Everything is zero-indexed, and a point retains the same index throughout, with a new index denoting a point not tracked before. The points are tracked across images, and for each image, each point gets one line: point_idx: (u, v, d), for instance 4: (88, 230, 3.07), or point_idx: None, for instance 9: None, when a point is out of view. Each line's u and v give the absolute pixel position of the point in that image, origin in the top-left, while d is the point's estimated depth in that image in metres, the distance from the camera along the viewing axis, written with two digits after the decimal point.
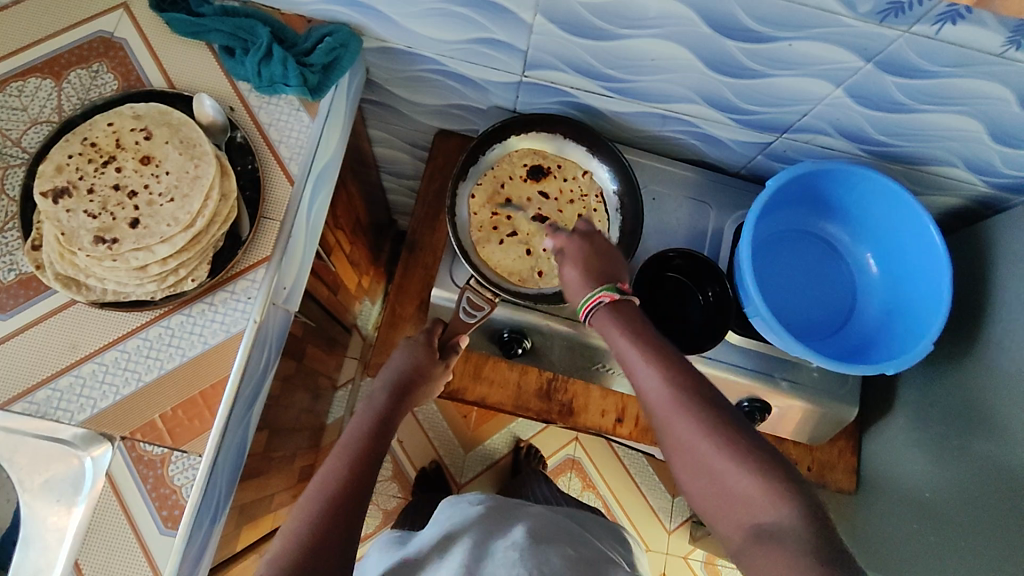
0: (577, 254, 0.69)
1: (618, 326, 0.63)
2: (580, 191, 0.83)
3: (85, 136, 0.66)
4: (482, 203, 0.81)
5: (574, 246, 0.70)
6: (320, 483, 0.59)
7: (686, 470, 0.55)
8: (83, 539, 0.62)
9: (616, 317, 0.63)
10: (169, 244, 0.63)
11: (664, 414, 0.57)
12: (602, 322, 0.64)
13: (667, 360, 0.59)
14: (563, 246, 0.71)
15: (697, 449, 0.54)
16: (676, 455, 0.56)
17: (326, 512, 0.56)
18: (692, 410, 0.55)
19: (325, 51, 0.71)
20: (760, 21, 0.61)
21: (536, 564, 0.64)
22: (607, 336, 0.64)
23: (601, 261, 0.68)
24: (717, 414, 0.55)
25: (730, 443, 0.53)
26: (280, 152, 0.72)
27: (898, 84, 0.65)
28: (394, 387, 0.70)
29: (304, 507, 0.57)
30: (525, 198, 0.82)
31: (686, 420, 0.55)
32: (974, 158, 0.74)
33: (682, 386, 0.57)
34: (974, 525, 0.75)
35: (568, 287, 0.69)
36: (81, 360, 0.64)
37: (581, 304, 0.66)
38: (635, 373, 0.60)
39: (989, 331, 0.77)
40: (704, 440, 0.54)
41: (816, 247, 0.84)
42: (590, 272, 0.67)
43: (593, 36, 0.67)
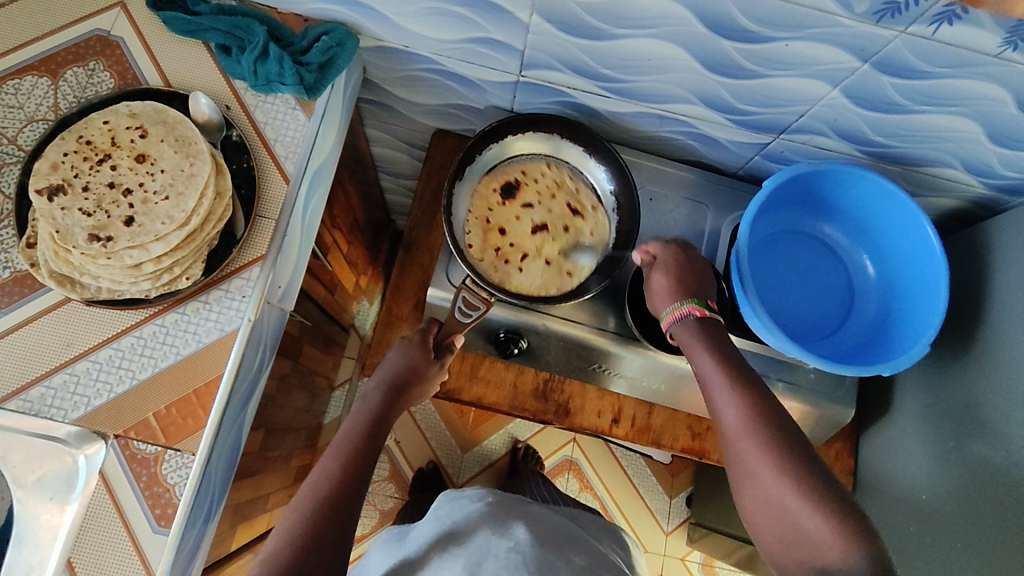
0: (671, 262, 0.70)
1: (703, 345, 0.64)
2: (556, 183, 0.82)
3: (80, 133, 0.66)
4: (481, 245, 0.78)
5: (670, 255, 0.71)
6: (313, 483, 0.59)
7: (750, 496, 0.57)
8: (76, 538, 0.62)
9: (705, 335, 0.65)
10: (164, 242, 0.63)
11: (736, 439, 0.58)
12: (686, 333, 0.66)
13: (746, 388, 0.60)
14: (655, 254, 0.72)
15: (765, 479, 0.55)
16: (741, 480, 0.57)
17: (319, 511, 0.56)
18: (763, 438, 0.56)
19: (321, 50, 0.71)
20: (757, 22, 0.61)
21: (538, 566, 0.64)
22: (689, 350, 0.65)
23: (697, 277, 0.70)
24: (788, 445, 0.56)
25: (800, 477, 0.54)
26: (276, 151, 0.72)
27: (895, 85, 0.65)
28: (389, 386, 0.70)
29: (297, 507, 0.57)
30: (513, 217, 0.80)
31: (758, 448, 0.56)
32: (972, 159, 0.74)
33: (759, 416, 0.58)
34: (970, 528, 0.75)
35: (653, 295, 0.71)
36: (75, 357, 0.64)
37: (667, 313, 0.68)
38: (712, 394, 0.61)
39: (987, 333, 0.77)
40: (772, 470, 0.55)
41: (813, 248, 0.84)
42: (684, 286, 0.69)
43: (590, 36, 0.67)
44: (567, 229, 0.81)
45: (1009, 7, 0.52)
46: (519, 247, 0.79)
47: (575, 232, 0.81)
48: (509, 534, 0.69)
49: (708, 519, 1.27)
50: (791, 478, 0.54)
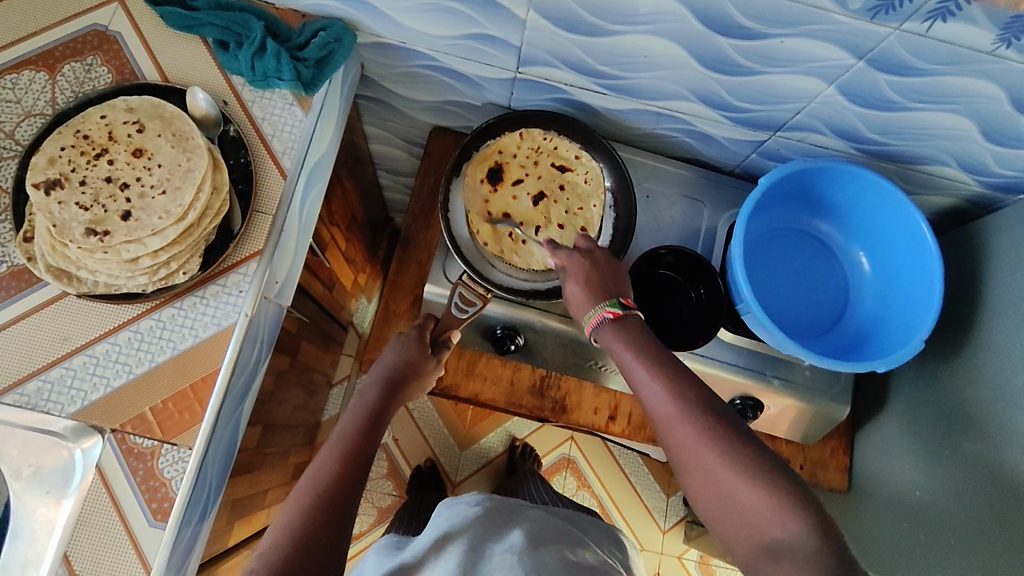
0: (580, 269, 0.68)
1: (624, 342, 0.63)
2: (539, 151, 0.82)
3: (77, 128, 0.66)
4: (490, 233, 0.79)
5: (576, 262, 0.69)
6: (311, 478, 0.59)
7: (692, 483, 0.56)
8: (73, 531, 0.62)
9: (623, 333, 0.64)
10: (161, 237, 0.63)
11: (667, 426, 0.58)
12: (610, 338, 0.64)
13: (669, 375, 0.60)
14: (564, 264, 0.70)
15: (702, 463, 0.55)
16: (681, 466, 0.57)
17: (317, 506, 0.56)
18: (691, 421, 0.56)
19: (318, 46, 0.71)
20: (753, 18, 0.61)
21: (535, 566, 0.64)
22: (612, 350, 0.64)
23: (608, 276, 0.68)
24: (714, 422, 0.56)
25: (732, 456, 0.54)
26: (273, 146, 0.72)
27: (890, 82, 0.65)
28: (386, 382, 0.70)
29: (295, 502, 0.57)
30: (510, 198, 0.81)
31: (690, 433, 0.56)
32: (966, 157, 0.75)
33: (684, 399, 0.58)
34: (964, 524, 0.75)
35: (570, 302, 0.69)
36: (72, 352, 0.64)
37: (586, 321, 0.66)
38: (638, 387, 0.61)
39: (982, 330, 0.77)
40: (706, 453, 0.55)
41: (809, 245, 0.84)
42: (595, 289, 0.67)
43: (586, 32, 0.68)
44: (562, 186, 0.82)
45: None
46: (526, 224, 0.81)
47: (571, 185, 0.82)
48: (505, 539, 0.69)
49: (705, 517, 1.27)
50: (724, 458, 0.54)
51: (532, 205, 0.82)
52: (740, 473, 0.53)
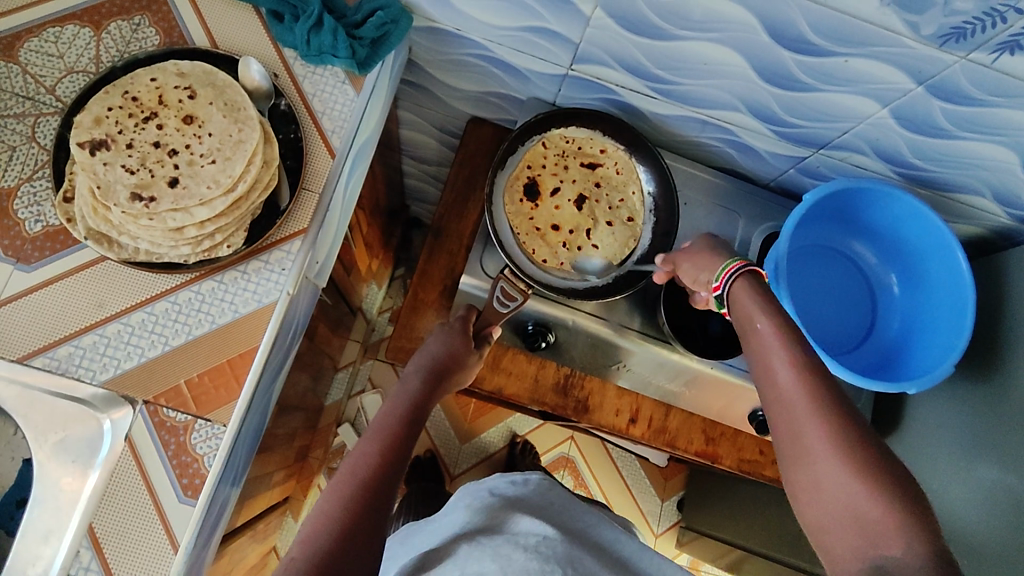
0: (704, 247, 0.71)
1: (762, 308, 0.59)
2: (565, 155, 0.82)
3: (126, 89, 0.64)
4: (543, 245, 0.78)
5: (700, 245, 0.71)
6: (352, 466, 0.59)
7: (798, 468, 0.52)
8: (98, 503, 0.60)
9: (763, 298, 0.60)
10: (209, 207, 0.61)
11: (784, 407, 0.54)
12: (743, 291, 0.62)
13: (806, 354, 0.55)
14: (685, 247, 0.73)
15: (817, 453, 0.51)
16: (792, 452, 0.53)
17: (358, 495, 0.56)
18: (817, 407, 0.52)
19: (375, 26, 0.69)
20: (821, 35, 0.61)
21: (568, 561, 0.62)
22: (745, 310, 0.60)
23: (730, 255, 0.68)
24: (842, 413, 0.52)
25: (854, 454, 0.50)
26: (323, 124, 0.70)
27: (945, 110, 0.66)
28: (429, 372, 0.70)
29: (335, 489, 0.56)
30: (554, 207, 0.80)
31: (813, 422, 0.52)
32: (1002, 189, 0.76)
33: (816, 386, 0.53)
34: (981, 545, 0.77)
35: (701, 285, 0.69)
36: (107, 319, 0.62)
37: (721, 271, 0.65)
38: (766, 357, 0.57)
39: (1003, 359, 0.79)
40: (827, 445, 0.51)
41: (841, 264, 0.85)
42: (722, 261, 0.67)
43: (649, 35, 0.67)
44: (597, 184, 0.82)
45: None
46: (573, 229, 0.80)
47: (605, 181, 0.82)
48: (531, 528, 0.67)
49: (698, 523, 1.28)
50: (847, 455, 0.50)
51: (575, 208, 0.81)
52: (855, 473, 0.49)
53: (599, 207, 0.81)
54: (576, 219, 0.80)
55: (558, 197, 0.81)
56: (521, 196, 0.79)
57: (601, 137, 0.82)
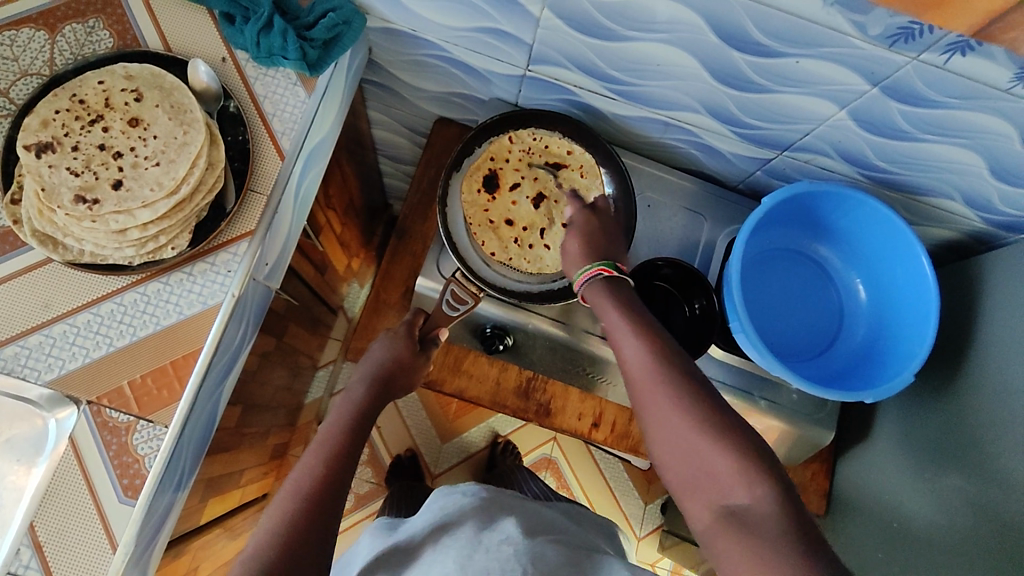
0: (584, 225, 0.72)
1: (611, 301, 0.64)
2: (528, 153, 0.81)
3: (74, 92, 0.64)
4: (495, 241, 0.77)
5: (582, 218, 0.73)
6: (297, 480, 0.59)
7: (658, 441, 0.56)
8: (40, 503, 0.61)
9: (610, 291, 0.65)
10: (151, 209, 0.62)
11: (638, 385, 0.59)
12: (595, 293, 0.66)
13: (651, 333, 0.61)
14: (572, 219, 0.74)
15: (670, 420, 0.55)
16: (650, 427, 0.57)
17: (303, 509, 0.56)
18: (667, 378, 0.57)
19: (327, 27, 0.69)
20: (769, 35, 0.59)
21: (532, 559, 0.61)
22: (599, 308, 0.66)
23: (607, 241, 0.72)
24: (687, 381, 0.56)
25: (704, 419, 0.54)
26: (273, 126, 0.71)
27: (902, 111, 0.64)
28: (374, 379, 0.70)
29: (279, 506, 0.56)
30: (510, 202, 0.80)
31: (662, 392, 0.56)
32: (972, 193, 0.74)
33: (662, 360, 0.58)
34: (938, 554, 0.76)
35: (568, 260, 0.71)
36: (53, 319, 0.63)
37: (577, 275, 0.68)
38: (620, 346, 0.62)
39: (972, 368, 0.77)
40: (676, 410, 0.55)
41: (805, 267, 0.84)
42: (594, 247, 0.70)
43: (598, 36, 0.66)
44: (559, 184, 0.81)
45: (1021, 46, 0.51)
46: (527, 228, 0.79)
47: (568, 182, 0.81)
48: (482, 529, 0.66)
49: (678, 528, 1.27)
50: (694, 416, 0.54)
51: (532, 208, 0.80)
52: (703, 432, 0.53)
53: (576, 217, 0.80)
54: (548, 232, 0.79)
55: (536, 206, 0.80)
56: (479, 186, 0.79)
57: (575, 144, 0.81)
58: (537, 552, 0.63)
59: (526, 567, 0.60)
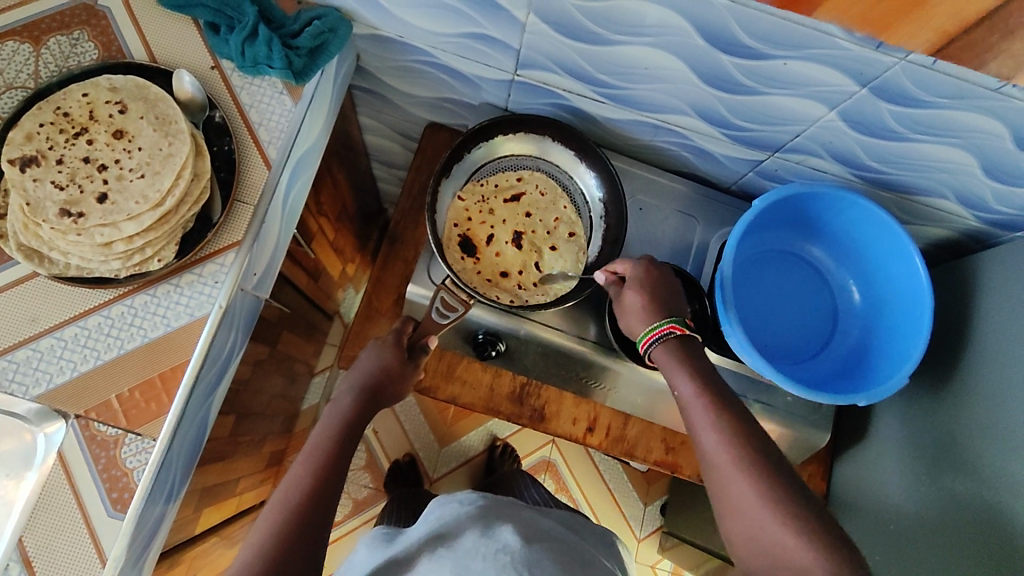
0: (644, 279, 0.68)
1: (685, 370, 0.63)
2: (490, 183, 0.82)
3: (58, 105, 0.64)
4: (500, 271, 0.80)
5: (640, 271, 0.69)
6: (285, 493, 0.58)
7: (735, 528, 0.55)
8: (29, 517, 0.62)
9: (686, 359, 0.64)
10: (136, 222, 0.61)
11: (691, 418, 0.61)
12: (666, 355, 0.65)
13: (726, 410, 0.59)
14: (627, 271, 0.70)
15: (717, 458, 0.57)
16: (726, 511, 0.56)
17: (292, 523, 0.55)
18: (746, 462, 0.56)
19: (312, 35, 0.69)
20: (757, 38, 0.59)
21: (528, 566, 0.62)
22: (670, 374, 0.64)
23: (673, 297, 0.68)
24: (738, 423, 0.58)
25: (753, 464, 0.55)
26: (259, 135, 0.70)
27: (893, 112, 0.63)
28: (363, 388, 0.69)
29: (267, 520, 0.56)
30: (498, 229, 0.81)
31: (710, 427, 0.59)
32: (966, 192, 0.73)
33: (740, 443, 0.57)
34: (931, 556, 0.75)
35: (625, 312, 0.69)
36: (41, 333, 0.63)
37: (643, 334, 0.66)
38: (694, 423, 0.61)
39: (968, 368, 0.76)
40: (757, 500, 0.54)
41: (799, 268, 0.84)
42: (661, 302, 0.67)
43: (585, 40, 0.66)
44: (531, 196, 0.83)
45: (1004, 55, 0.52)
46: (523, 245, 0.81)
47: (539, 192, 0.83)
48: (479, 538, 0.65)
49: (678, 530, 1.26)
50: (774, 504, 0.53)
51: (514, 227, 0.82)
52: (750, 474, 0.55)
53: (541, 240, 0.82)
54: (517, 256, 0.81)
55: (500, 229, 0.81)
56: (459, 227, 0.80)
57: (528, 168, 0.83)
58: (534, 560, 0.63)
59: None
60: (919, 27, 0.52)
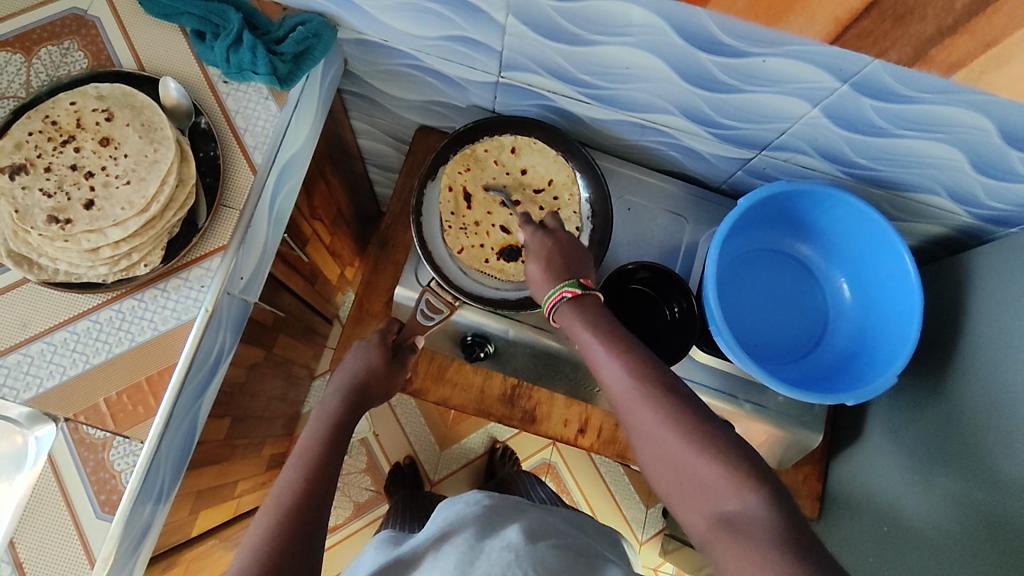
0: (540, 249, 0.69)
1: (583, 321, 0.62)
2: (463, 222, 0.79)
3: (47, 113, 0.65)
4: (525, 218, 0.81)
5: (538, 242, 0.70)
6: (277, 495, 0.59)
7: (650, 457, 0.54)
8: (20, 519, 0.63)
9: (582, 311, 0.62)
10: (122, 227, 0.62)
11: (600, 373, 0.59)
12: (565, 314, 0.63)
13: (633, 354, 0.58)
14: (528, 241, 0.71)
15: (631, 409, 0.55)
16: (638, 442, 0.55)
17: (286, 525, 0.56)
18: (646, 392, 0.55)
19: (296, 41, 0.70)
20: (732, 36, 0.58)
21: (533, 565, 0.61)
22: (571, 330, 0.63)
23: (569, 258, 0.69)
24: (644, 370, 0.56)
25: (661, 403, 0.53)
26: (245, 140, 0.71)
27: (876, 107, 0.63)
28: (350, 390, 0.70)
29: (260, 523, 0.57)
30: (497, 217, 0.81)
31: (621, 379, 0.56)
32: (956, 188, 0.72)
33: (647, 381, 0.55)
34: (928, 558, 0.74)
35: (533, 284, 0.69)
36: (31, 338, 0.64)
37: (545, 302, 0.65)
38: (601, 372, 0.59)
39: (962, 367, 0.75)
40: (658, 417, 0.53)
41: (788, 267, 0.84)
42: (555, 269, 0.67)
43: (565, 41, 0.66)
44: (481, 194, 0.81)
45: (947, 48, 0.52)
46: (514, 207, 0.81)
47: (475, 182, 0.81)
48: (482, 537, 0.65)
49: (679, 532, 1.26)
50: (678, 424, 0.52)
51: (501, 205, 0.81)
52: (664, 418, 0.53)
53: (518, 180, 0.82)
54: (532, 212, 0.81)
55: (493, 214, 0.81)
56: (473, 249, 0.79)
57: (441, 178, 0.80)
58: (538, 556, 0.62)
59: (527, 569, 0.60)
60: (812, 16, 0.52)
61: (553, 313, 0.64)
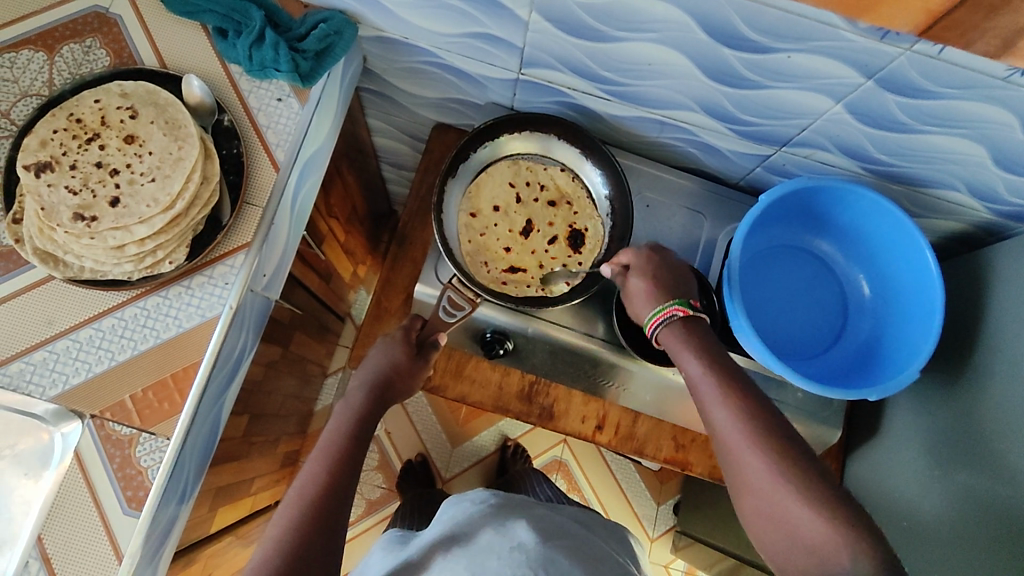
0: (646, 265, 0.68)
1: (691, 349, 0.63)
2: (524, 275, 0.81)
3: (71, 111, 0.65)
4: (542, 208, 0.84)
5: (643, 258, 0.69)
6: (301, 486, 0.59)
7: (749, 502, 0.56)
8: (47, 515, 0.63)
9: (691, 339, 0.63)
10: (148, 225, 0.62)
11: (704, 402, 0.60)
12: (673, 340, 0.64)
13: (745, 395, 0.59)
14: (627, 261, 0.70)
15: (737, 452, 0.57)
16: (739, 484, 0.57)
17: (310, 516, 0.56)
18: (756, 436, 0.56)
19: (318, 37, 0.70)
20: (758, 31, 0.58)
21: (544, 565, 0.61)
22: (677, 355, 0.64)
23: (674, 276, 0.68)
24: (758, 413, 0.57)
25: (770, 450, 0.55)
26: (267, 138, 0.71)
27: (900, 103, 0.63)
28: (374, 384, 0.70)
29: (284, 514, 0.57)
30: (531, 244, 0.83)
31: (728, 416, 0.58)
32: (977, 183, 0.72)
33: (754, 424, 0.57)
34: (947, 552, 0.74)
35: (632, 297, 0.69)
36: (56, 335, 0.64)
37: (649, 318, 0.66)
38: (704, 402, 0.61)
39: (981, 362, 0.75)
40: (764, 466, 0.55)
41: (807, 263, 0.85)
42: (661, 285, 0.67)
43: (589, 37, 0.66)
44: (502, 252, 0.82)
45: None
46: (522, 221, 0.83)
47: (484, 252, 0.82)
48: (495, 535, 0.65)
49: (690, 528, 1.26)
50: (789, 479, 0.53)
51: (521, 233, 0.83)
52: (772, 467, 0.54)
53: (507, 205, 0.83)
54: (543, 212, 0.84)
55: (529, 247, 0.83)
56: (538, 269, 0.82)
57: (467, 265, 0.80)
58: (549, 557, 0.63)
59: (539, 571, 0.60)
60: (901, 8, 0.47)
61: (654, 335, 0.66)
